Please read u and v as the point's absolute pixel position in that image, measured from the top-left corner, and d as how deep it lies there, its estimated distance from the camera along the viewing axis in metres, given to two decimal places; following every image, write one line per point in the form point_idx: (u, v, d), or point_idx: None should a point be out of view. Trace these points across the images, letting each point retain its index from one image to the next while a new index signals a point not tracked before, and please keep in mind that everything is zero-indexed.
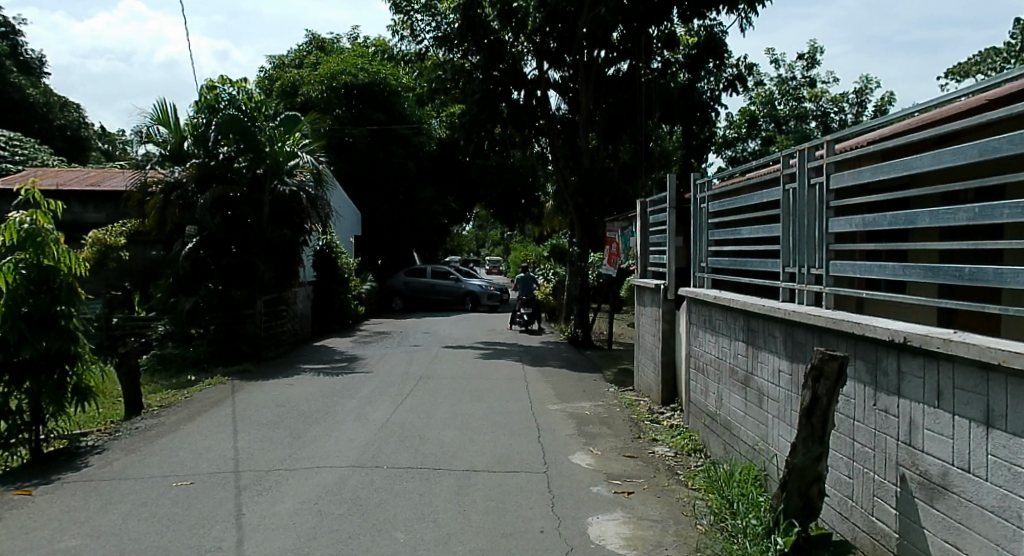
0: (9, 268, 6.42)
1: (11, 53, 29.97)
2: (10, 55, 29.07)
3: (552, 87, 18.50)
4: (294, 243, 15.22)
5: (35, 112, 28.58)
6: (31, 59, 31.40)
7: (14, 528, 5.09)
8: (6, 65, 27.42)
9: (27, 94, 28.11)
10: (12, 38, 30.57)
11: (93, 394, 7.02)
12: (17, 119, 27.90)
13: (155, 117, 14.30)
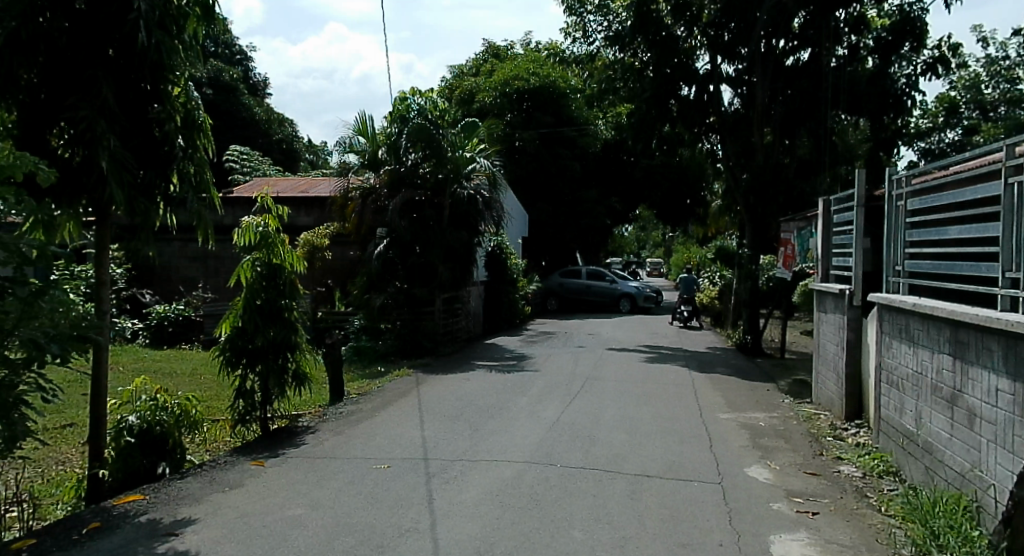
0: (247, 265, 7.20)
1: (245, 78, 33.34)
2: (240, 77, 32.34)
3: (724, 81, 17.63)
4: (469, 244, 15.81)
5: (260, 129, 31.41)
6: (259, 81, 34.79)
7: (252, 493, 5.66)
8: (239, 89, 30.53)
9: (254, 112, 30.88)
10: (247, 65, 33.93)
11: (309, 380, 7.62)
12: (247, 135, 30.83)
13: (355, 128, 15.33)
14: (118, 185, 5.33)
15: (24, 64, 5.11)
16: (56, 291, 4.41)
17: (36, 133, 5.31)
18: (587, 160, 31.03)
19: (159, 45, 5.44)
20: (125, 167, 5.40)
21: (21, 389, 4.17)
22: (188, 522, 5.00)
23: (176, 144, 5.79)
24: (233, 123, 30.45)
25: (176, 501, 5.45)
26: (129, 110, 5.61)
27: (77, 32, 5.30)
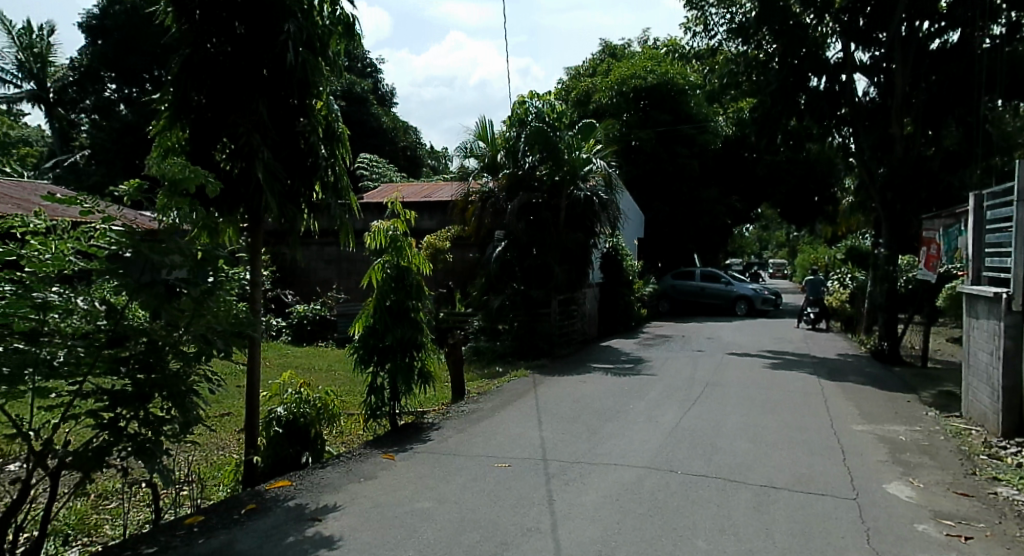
0: (377, 267, 7.65)
1: (373, 88, 34.75)
2: (369, 89, 33.74)
3: (859, 70, 17.02)
4: (585, 246, 15.91)
5: (386, 136, 32.63)
6: (386, 90, 36.19)
7: (384, 485, 6.01)
8: (368, 98, 31.84)
9: (381, 120, 32.12)
10: (376, 76, 35.37)
11: (433, 379, 7.95)
12: (374, 143, 32.11)
13: (476, 134, 15.75)
14: (271, 194, 5.79)
15: (192, 85, 5.63)
16: (222, 292, 4.44)
17: (201, 148, 5.77)
18: (707, 158, 30.24)
19: (305, 64, 5.83)
20: (276, 176, 5.81)
21: (191, 380, 4.21)
22: (331, 509, 5.35)
23: (318, 155, 6.11)
24: (362, 131, 31.83)
25: (318, 488, 5.84)
26: (279, 123, 5.97)
27: (236, 54, 5.76)
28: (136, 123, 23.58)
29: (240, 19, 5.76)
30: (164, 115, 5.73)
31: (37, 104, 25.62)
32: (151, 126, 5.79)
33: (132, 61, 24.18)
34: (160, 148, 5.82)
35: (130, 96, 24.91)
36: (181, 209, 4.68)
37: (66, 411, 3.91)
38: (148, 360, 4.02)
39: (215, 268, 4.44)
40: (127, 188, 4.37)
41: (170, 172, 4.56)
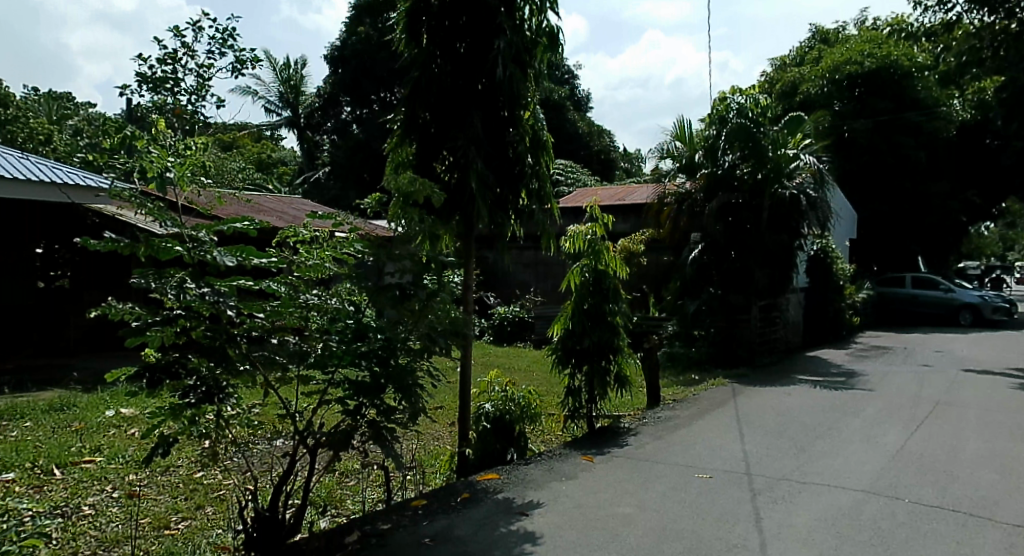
0: (576, 271, 7.82)
1: (570, 94, 35.40)
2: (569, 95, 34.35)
3: None
4: (791, 248, 15.15)
5: (581, 141, 33.07)
6: (582, 95, 36.70)
7: (586, 486, 6.18)
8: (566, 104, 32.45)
9: (577, 126, 32.64)
10: (573, 82, 36.00)
11: (629, 383, 7.95)
12: (569, 148, 32.68)
13: (673, 134, 15.52)
14: (483, 202, 6.10)
15: (420, 103, 6.18)
16: (443, 294, 4.80)
17: (424, 160, 6.24)
18: (936, 148, 27.47)
19: (513, 77, 6.15)
20: (488, 185, 6.14)
21: (416, 373, 4.52)
22: (535, 505, 5.56)
23: (525, 163, 6.38)
24: (560, 137, 32.50)
25: (523, 484, 6.08)
26: (492, 134, 6.27)
27: (453, 70, 6.18)
28: (366, 141, 25.78)
29: (462, 39, 6.19)
30: (397, 133, 6.32)
31: (291, 128, 28.95)
32: (386, 145, 6.41)
33: (363, 84, 26.44)
34: (394, 163, 6.37)
35: (362, 116, 27.12)
36: (415, 218, 5.10)
37: (322, 396, 4.41)
38: (384, 354, 4.37)
39: (439, 271, 4.83)
40: (372, 202, 4.96)
41: (402, 185, 5.00)
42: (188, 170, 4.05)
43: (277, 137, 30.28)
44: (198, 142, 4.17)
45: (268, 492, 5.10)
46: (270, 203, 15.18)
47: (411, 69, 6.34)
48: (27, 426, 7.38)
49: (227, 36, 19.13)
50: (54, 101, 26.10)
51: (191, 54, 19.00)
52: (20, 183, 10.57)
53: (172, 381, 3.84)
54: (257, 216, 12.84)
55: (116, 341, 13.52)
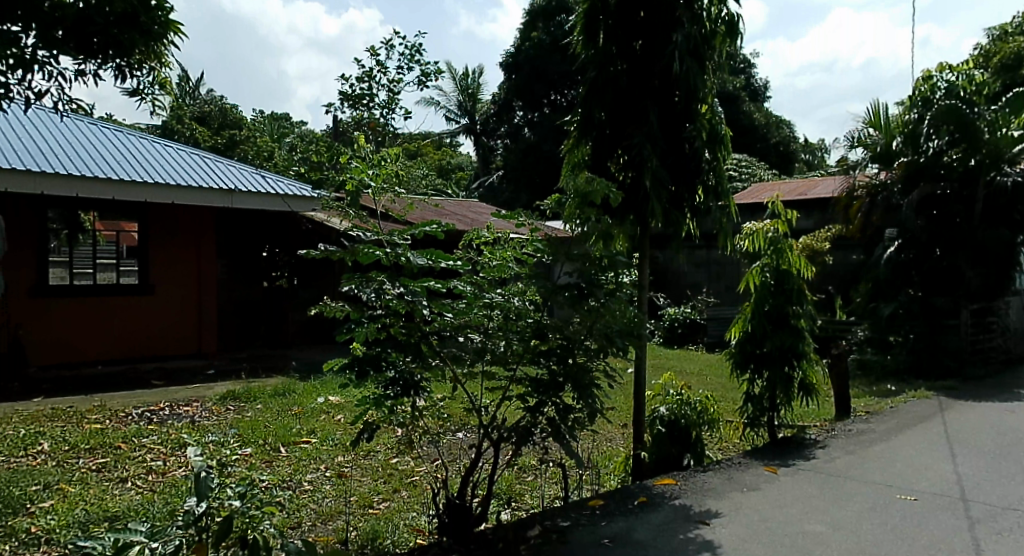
0: (755, 270, 7.35)
1: (746, 85, 33.99)
2: (744, 86, 33.04)
3: None
4: (1011, 244, 13.62)
5: (758, 133, 31.66)
6: (760, 85, 35.15)
7: (772, 499, 5.78)
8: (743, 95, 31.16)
9: (753, 118, 31.22)
10: (750, 72, 34.54)
11: (816, 392, 7.39)
12: (745, 141, 31.41)
13: (867, 121, 14.51)
14: (658, 201, 6.00)
15: (596, 102, 6.19)
16: (619, 294, 4.66)
17: (599, 160, 6.27)
18: None
19: (690, 72, 5.95)
20: (663, 184, 5.99)
21: (594, 372, 4.52)
22: (717, 515, 5.30)
23: (702, 159, 6.17)
24: (735, 130, 31.30)
25: (703, 492, 5.81)
26: (667, 129, 6.16)
27: (628, 67, 6.11)
28: (537, 144, 26.19)
29: (641, 36, 6.11)
30: (573, 134, 6.40)
31: (468, 135, 30.49)
32: (562, 146, 6.50)
33: (535, 88, 26.79)
34: (569, 163, 6.43)
35: (532, 120, 27.58)
36: (591, 219, 4.91)
37: (505, 392, 4.56)
38: (563, 354, 4.45)
39: (614, 269, 4.70)
40: (550, 203, 4.96)
41: (580, 185, 4.85)
42: (386, 180, 4.35)
43: (454, 144, 31.60)
44: (394, 153, 4.43)
45: (457, 482, 5.35)
46: (455, 207, 15.88)
47: (587, 70, 6.32)
48: (258, 408, 8.23)
49: (415, 52, 20.29)
50: (272, 121, 28.99)
51: (383, 70, 20.39)
52: (253, 196, 11.88)
53: (376, 373, 4.15)
54: (441, 220, 13.53)
55: (327, 336, 14.77)
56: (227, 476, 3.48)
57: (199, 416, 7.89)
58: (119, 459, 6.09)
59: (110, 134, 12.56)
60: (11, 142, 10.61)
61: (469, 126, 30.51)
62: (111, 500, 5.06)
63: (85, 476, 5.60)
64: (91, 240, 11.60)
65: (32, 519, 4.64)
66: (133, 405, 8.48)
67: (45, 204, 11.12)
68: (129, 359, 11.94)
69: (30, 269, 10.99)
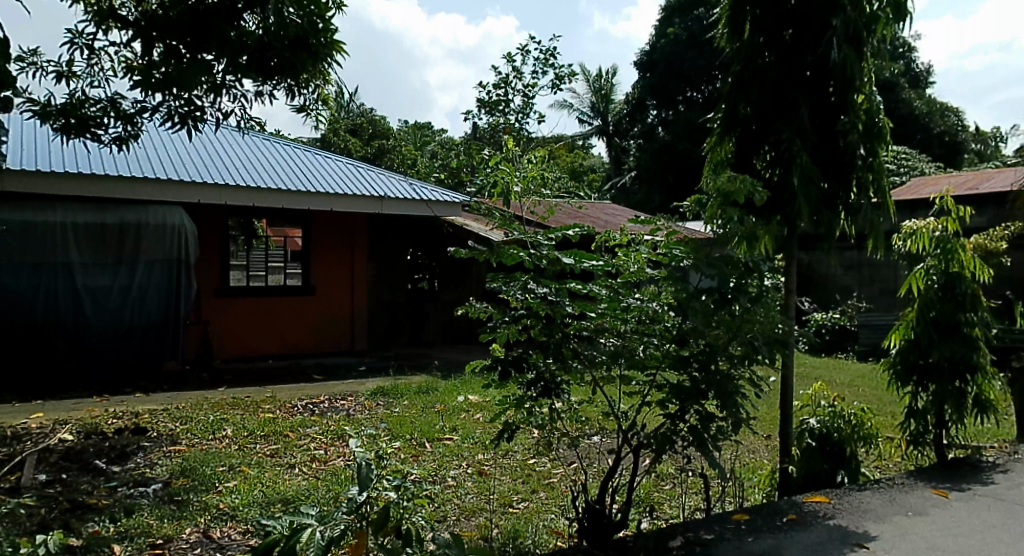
0: (920, 273, 6.83)
1: (906, 71, 31.72)
2: (903, 73, 30.84)
3: None
4: None
5: (919, 123, 29.46)
6: (921, 71, 32.76)
7: (944, 526, 5.26)
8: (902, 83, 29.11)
9: (914, 107, 29.08)
10: (909, 57, 32.23)
11: (992, 409, 6.69)
12: (904, 132, 29.35)
13: None
14: (806, 200, 5.48)
15: (741, 96, 5.82)
16: (770, 298, 4.35)
17: (744, 156, 5.87)
18: None
19: (847, 59, 5.50)
20: (813, 181, 5.56)
21: (739, 382, 4.20)
22: (881, 540, 4.88)
23: (857, 154, 5.66)
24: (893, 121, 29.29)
25: (861, 513, 5.38)
26: (819, 123, 5.75)
27: (775, 58, 5.70)
28: (672, 143, 25.62)
29: (792, 25, 5.71)
30: (715, 132, 6.04)
31: (601, 137, 30.80)
32: (704, 144, 6.16)
33: (670, 85, 26.19)
34: (712, 163, 6.10)
35: (667, 118, 26.99)
36: (734, 219, 4.48)
37: (643, 398, 4.37)
38: (705, 360, 4.17)
39: (757, 273, 4.35)
40: (689, 203, 4.58)
41: (721, 183, 4.40)
42: (530, 182, 4.38)
43: (588, 145, 31.51)
44: (540, 156, 4.47)
45: (596, 486, 5.30)
46: (591, 210, 15.78)
47: (733, 64, 6.01)
48: (403, 404, 8.56)
49: (550, 56, 20.44)
50: (416, 129, 30.14)
51: (519, 76, 20.69)
52: (402, 202, 12.32)
53: (518, 373, 4.21)
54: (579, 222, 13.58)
55: (468, 335, 15.26)
56: (384, 467, 3.65)
57: (353, 410, 8.31)
58: (289, 446, 6.49)
59: (279, 147, 13.49)
60: (198, 157, 11.63)
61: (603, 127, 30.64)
62: (283, 483, 5.39)
63: (261, 461, 6.00)
64: (264, 245, 12.58)
65: (220, 497, 5.04)
66: (297, 397, 9.04)
67: (227, 213, 12.09)
68: (293, 356, 12.70)
69: (212, 271, 11.95)
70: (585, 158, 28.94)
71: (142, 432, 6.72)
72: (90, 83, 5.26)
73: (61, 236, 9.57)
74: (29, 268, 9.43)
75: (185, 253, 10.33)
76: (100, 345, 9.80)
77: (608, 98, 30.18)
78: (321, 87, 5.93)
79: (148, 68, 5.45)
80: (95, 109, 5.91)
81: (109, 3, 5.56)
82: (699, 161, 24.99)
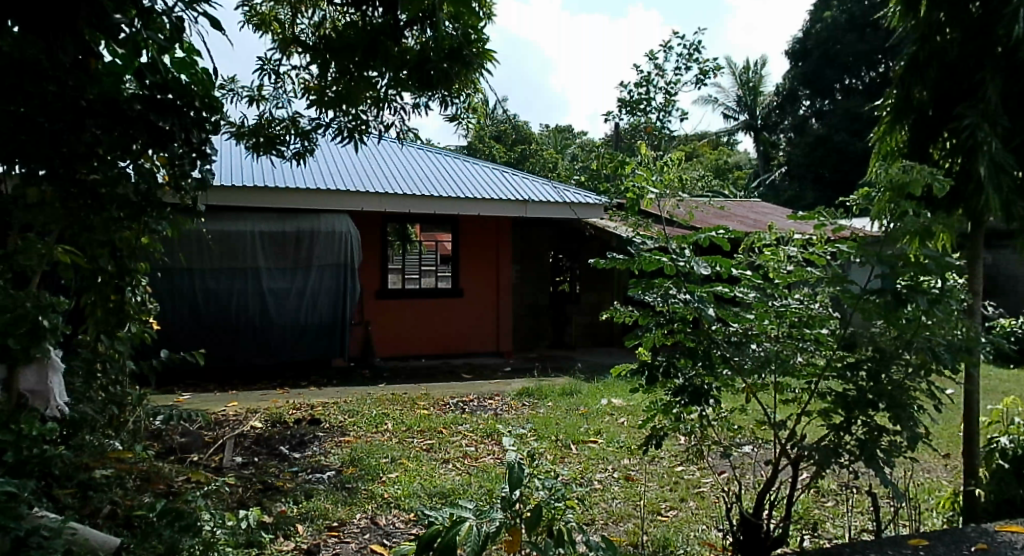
0: None
1: None
2: None
3: None
4: None
5: None
6: None
7: None
8: None
9: None
10: None
11: None
12: None
13: None
14: (995, 192, 4.75)
15: (916, 81, 5.13)
16: (952, 301, 3.95)
17: (919, 146, 5.21)
18: None
19: None
20: (1005, 170, 4.78)
21: (915, 393, 3.88)
22: None
23: None
24: None
25: None
26: (1014, 105, 4.92)
27: (958, 35, 5.01)
28: (827, 136, 24.24)
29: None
30: (885, 119, 5.39)
31: (748, 132, 29.86)
32: (871, 134, 5.53)
33: (826, 74, 25.08)
34: (880, 153, 5.48)
35: (821, 109, 25.62)
36: (908, 213, 4.05)
37: (801, 407, 4.25)
38: (875, 368, 3.88)
39: (942, 269, 3.91)
40: (857, 198, 4.25)
41: (893, 175, 3.99)
42: (667, 186, 4.30)
43: (734, 141, 30.62)
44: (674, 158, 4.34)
45: (751, 499, 5.21)
46: (739, 209, 15.46)
47: (905, 45, 5.33)
48: (548, 406, 8.73)
49: (693, 51, 20.12)
50: (557, 134, 30.42)
51: (661, 73, 20.52)
52: (548, 204, 12.50)
53: (666, 378, 4.18)
54: (727, 222, 13.31)
55: (611, 339, 15.11)
56: (536, 472, 3.73)
57: (500, 410, 8.57)
58: (443, 442, 6.83)
59: (432, 156, 14.13)
60: (360, 167, 12.41)
61: (750, 122, 29.81)
62: (439, 477, 5.69)
63: (418, 455, 6.36)
64: (417, 249, 13.24)
65: (384, 487, 5.38)
66: (449, 395, 9.43)
67: (385, 219, 12.80)
68: (444, 355, 13.24)
69: (374, 275, 12.70)
70: (731, 155, 28.12)
71: (317, 423, 7.29)
72: (274, 104, 5.82)
73: (249, 244, 10.49)
74: (223, 272, 10.37)
75: (352, 258, 11.07)
76: (280, 343, 10.71)
77: (755, 90, 29.51)
78: (471, 96, 6.23)
79: (324, 89, 6.10)
80: (280, 128, 6.52)
81: (291, 32, 6.22)
82: (858, 153, 23.54)
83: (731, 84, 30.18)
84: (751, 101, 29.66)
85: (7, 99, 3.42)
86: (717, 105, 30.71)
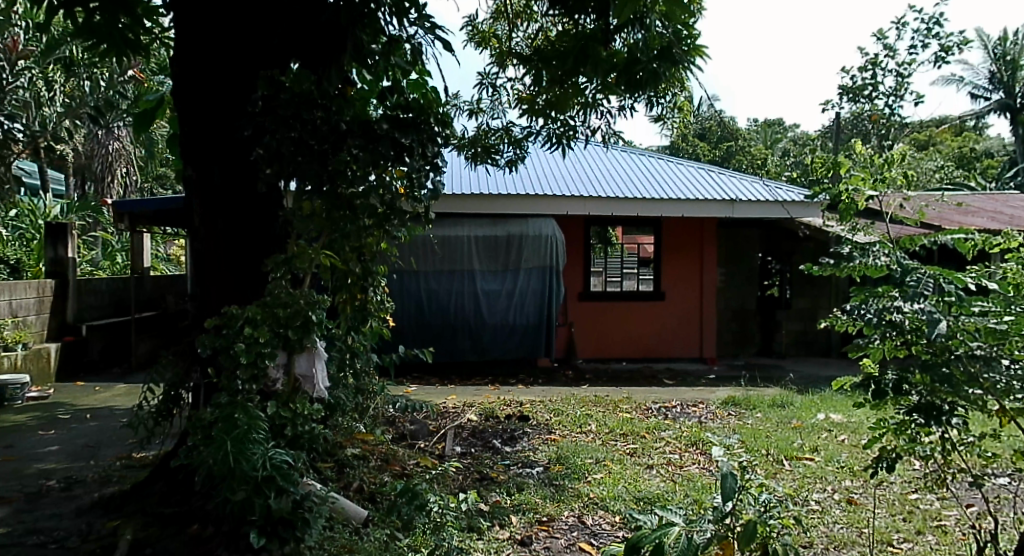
0: None
1: None
2: None
3: None
4: None
5: None
6: None
7: None
8: None
9: None
10: None
11: None
12: None
13: None
14: None
15: None
16: None
17: None
18: None
19: None
20: None
21: None
22: None
23: None
24: None
25: None
26: None
27: None
28: None
29: None
30: None
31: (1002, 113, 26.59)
32: None
33: None
34: None
35: None
36: None
37: None
38: None
39: None
40: None
41: None
42: (894, 183, 3.94)
43: (984, 124, 27.40)
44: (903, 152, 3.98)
45: (998, 536, 4.73)
46: (986, 200, 13.78)
47: None
48: (758, 417, 8.40)
49: (934, 24, 18.40)
50: (769, 127, 29.04)
51: (892, 53, 19.04)
52: (756, 204, 11.97)
53: (898, 394, 3.78)
54: (967, 220, 11.86)
55: (825, 348, 14.22)
56: (749, 483, 3.68)
57: (705, 418, 8.39)
58: (646, 447, 6.82)
59: (637, 157, 14.12)
60: (566, 172, 12.69)
61: (1006, 101, 26.52)
62: (643, 482, 5.70)
63: (622, 458, 6.41)
64: (619, 252, 13.28)
65: (589, 487, 5.51)
66: (651, 401, 9.35)
67: (589, 222, 13.01)
68: (647, 359, 13.19)
69: (577, 277, 12.98)
70: (981, 140, 25.19)
71: (526, 419, 7.59)
72: (490, 116, 6.15)
73: (465, 247, 11.11)
74: (443, 273, 11.06)
75: (557, 262, 11.35)
76: (491, 341, 11.26)
77: (1012, 65, 26.20)
78: (676, 94, 6.21)
79: (534, 98, 6.36)
80: (495, 138, 6.88)
81: (506, 47, 6.57)
82: None
83: (983, 58, 27.03)
84: (1008, 76, 26.35)
85: (287, 127, 4.22)
86: (964, 83, 27.70)
